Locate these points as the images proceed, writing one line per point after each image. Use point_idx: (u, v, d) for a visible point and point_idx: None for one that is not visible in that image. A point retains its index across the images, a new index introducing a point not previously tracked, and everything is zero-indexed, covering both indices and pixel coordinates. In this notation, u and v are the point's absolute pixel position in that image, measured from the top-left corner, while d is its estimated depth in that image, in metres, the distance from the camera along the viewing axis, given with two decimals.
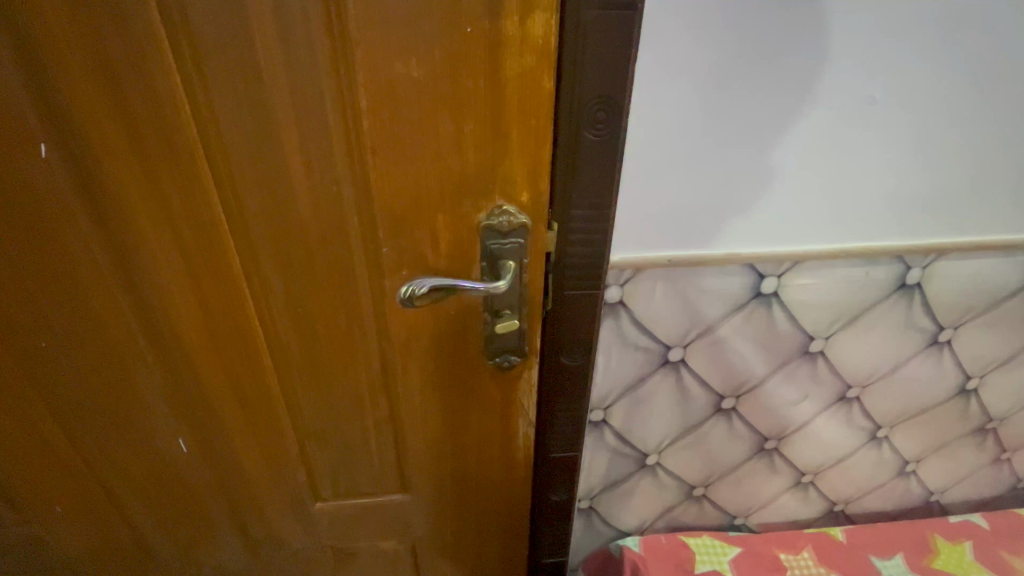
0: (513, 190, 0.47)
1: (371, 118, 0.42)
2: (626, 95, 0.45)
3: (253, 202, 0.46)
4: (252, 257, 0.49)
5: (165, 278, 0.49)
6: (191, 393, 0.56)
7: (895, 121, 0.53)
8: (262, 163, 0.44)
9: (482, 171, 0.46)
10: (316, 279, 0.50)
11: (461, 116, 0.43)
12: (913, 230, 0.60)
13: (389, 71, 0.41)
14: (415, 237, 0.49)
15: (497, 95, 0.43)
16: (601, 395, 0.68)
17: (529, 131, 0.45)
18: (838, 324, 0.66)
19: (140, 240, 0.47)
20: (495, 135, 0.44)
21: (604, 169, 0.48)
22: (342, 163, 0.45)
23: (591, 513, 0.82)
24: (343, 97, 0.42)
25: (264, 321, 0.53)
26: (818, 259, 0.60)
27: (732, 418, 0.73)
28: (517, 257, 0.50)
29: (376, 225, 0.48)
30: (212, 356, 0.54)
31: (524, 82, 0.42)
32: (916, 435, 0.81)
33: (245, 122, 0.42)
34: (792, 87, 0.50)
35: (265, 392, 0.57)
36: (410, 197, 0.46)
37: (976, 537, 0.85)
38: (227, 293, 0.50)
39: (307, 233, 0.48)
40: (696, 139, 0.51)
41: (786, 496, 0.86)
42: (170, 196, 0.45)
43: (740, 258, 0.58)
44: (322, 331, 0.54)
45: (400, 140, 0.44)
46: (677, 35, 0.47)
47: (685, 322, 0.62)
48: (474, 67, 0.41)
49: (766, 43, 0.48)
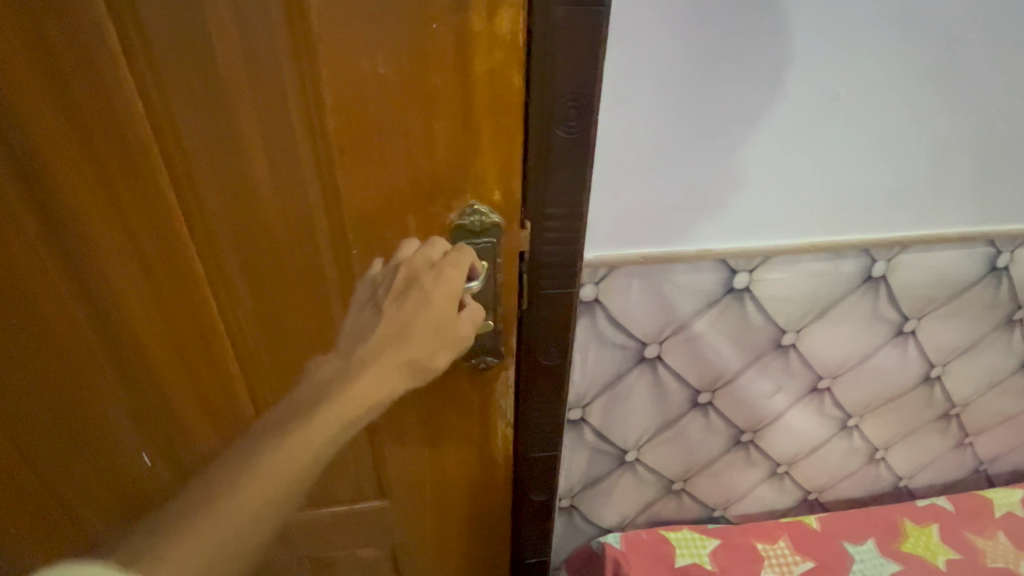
0: (484, 189, 0.47)
1: (337, 116, 0.41)
2: (596, 93, 0.45)
3: (216, 206, 0.44)
4: (216, 262, 0.47)
5: (125, 289, 0.47)
6: (156, 406, 0.54)
7: (859, 118, 0.54)
8: (224, 166, 0.42)
9: (453, 171, 0.45)
10: (285, 283, 0.49)
11: (431, 114, 0.42)
12: (877, 225, 0.62)
13: (355, 70, 0.40)
14: (386, 239, 0.48)
15: (467, 93, 0.42)
16: (579, 393, 0.68)
17: (499, 130, 0.44)
18: (809, 317, 0.67)
19: (94, 249, 0.44)
20: (466, 134, 0.44)
21: (576, 168, 0.48)
22: (308, 163, 0.43)
23: (573, 511, 0.82)
24: (308, 96, 0.40)
25: (231, 329, 0.51)
26: (787, 253, 0.61)
27: (709, 412, 0.74)
28: (490, 258, 0.50)
29: (345, 227, 0.47)
30: (177, 366, 0.52)
31: (493, 79, 0.42)
32: (885, 423, 0.83)
33: (204, 121, 0.40)
34: (759, 85, 0.50)
35: (235, 402, 0.56)
36: (380, 198, 0.45)
37: (943, 520, 0.88)
38: (191, 300, 0.48)
39: (274, 236, 0.46)
40: (667, 136, 0.51)
41: (762, 486, 0.88)
42: (126, 203, 0.43)
43: (712, 255, 0.59)
44: (293, 338, 0.52)
45: (368, 139, 0.43)
46: (646, 32, 0.47)
47: (660, 318, 0.63)
48: (443, 64, 0.40)
49: (733, 40, 0.48)
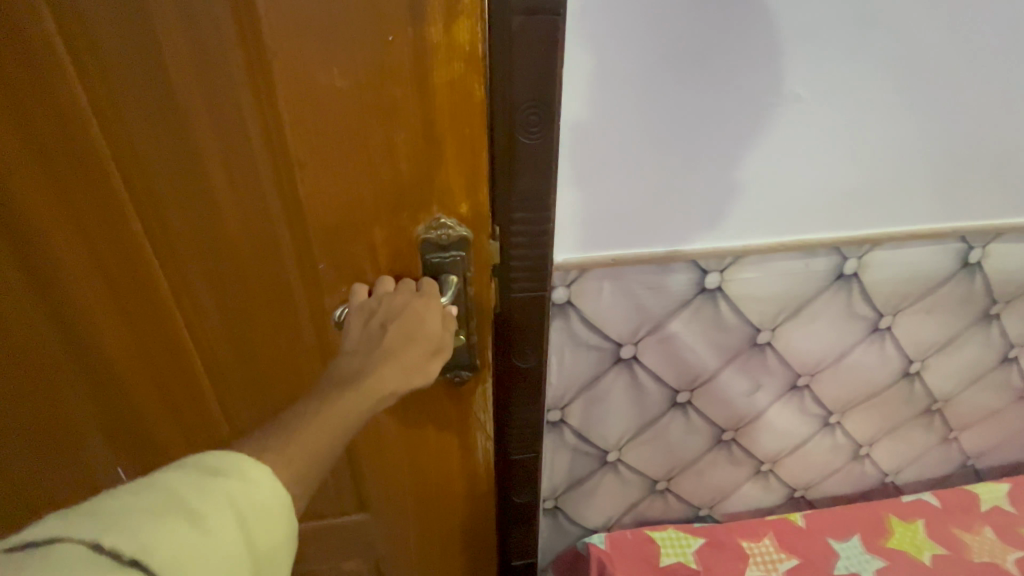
0: (450, 201, 0.47)
1: (295, 129, 0.42)
2: (557, 99, 0.46)
3: (183, 221, 0.45)
4: (180, 277, 0.48)
5: (95, 303, 0.48)
6: (131, 418, 0.55)
7: (821, 118, 0.55)
8: (188, 179, 0.43)
9: (417, 183, 0.46)
10: (250, 298, 0.50)
11: (392, 127, 0.43)
12: (847, 223, 0.62)
13: (314, 85, 0.40)
14: (353, 252, 0.48)
15: (427, 105, 0.43)
16: (558, 395, 0.69)
17: (464, 140, 0.45)
18: (783, 315, 0.68)
19: (63, 263, 0.45)
20: (428, 146, 0.44)
21: (541, 173, 0.49)
22: (272, 177, 0.44)
23: (557, 512, 0.82)
24: (268, 110, 0.41)
25: (199, 344, 0.52)
26: (758, 253, 0.62)
27: (688, 411, 0.75)
28: (459, 271, 0.50)
29: (310, 240, 0.47)
30: (146, 382, 0.53)
31: (454, 89, 0.42)
32: (866, 419, 0.84)
33: (161, 136, 0.41)
34: (719, 88, 0.51)
35: (206, 416, 0.57)
36: (344, 211, 0.46)
37: (929, 515, 0.88)
38: (156, 315, 0.49)
39: (238, 250, 0.47)
40: (631, 141, 0.52)
41: (747, 485, 0.88)
42: (87, 222, 0.44)
43: (682, 255, 0.60)
44: (261, 353, 0.53)
45: (328, 152, 0.43)
46: (604, 38, 0.47)
47: (634, 320, 0.64)
48: (400, 76, 0.41)
49: (692, 45, 0.49)
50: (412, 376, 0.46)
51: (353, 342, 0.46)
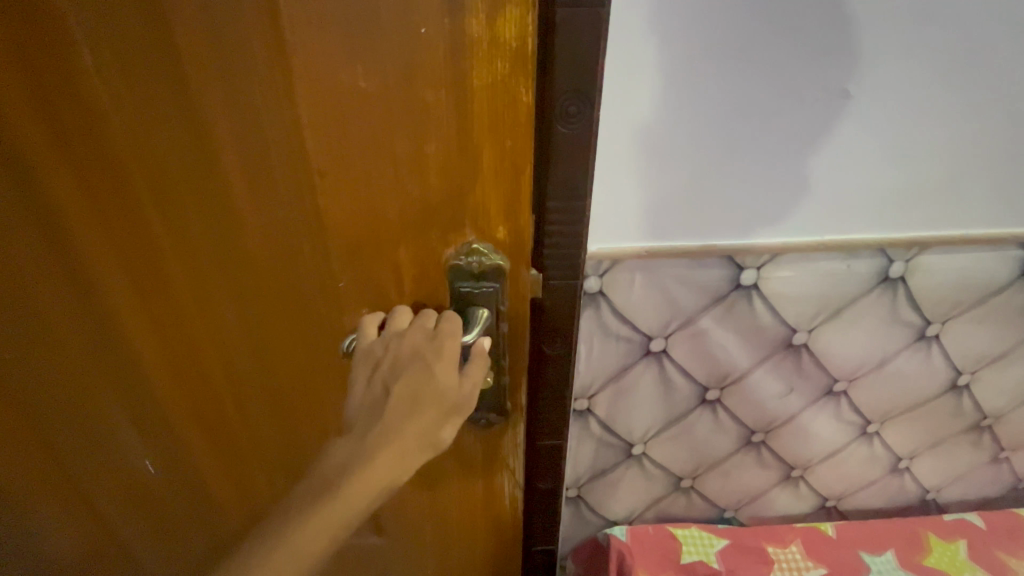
0: (486, 222, 0.41)
1: (315, 136, 0.36)
2: (597, 90, 0.47)
3: (193, 233, 0.41)
4: (202, 286, 0.44)
5: (104, 317, 0.45)
6: (141, 436, 0.52)
7: (870, 115, 0.53)
8: (198, 188, 0.39)
9: (448, 201, 0.39)
10: (269, 313, 0.45)
11: (421, 136, 0.36)
12: (893, 225, 0.61)
13: (330, 85, 0.34)
14: (375, 272, 0.42)
15: (462, 114, 0.36)
16: (585, 384, 0.70)
17: (503, 154, 0.38)
18: (821, 317, 0.66)
19: (81, 275, 0.42)
20: (462, 158, 0.38)
21: (578, 162, 0.50)
22: (281, 190, 0.39)
23: (579, 502, 0.83)
24: (278, 117, 0.35)
25: (221, 356, 0.48)
26: (796, 251, 0.61)
27: (717, 409, 0.74)
28: (490, 304, 0.43)
29: (331, 258, 0.42)
30: (171, 389, 0.50)
31: (496, 94, 0.35)
32: (907, 431, 0.81)
33: (177, 134, 0.37)
34: (763, 82, 0.51)
35: (229, 425, 0.54)
36: (367, 229, 0.40)
37: (972, 536, 0.84)
38: (179, 323, 0.46)
39: (259, 262, 0.42)
40: (669, 133, 0.53)
41: (776, 490, 0.87)
42: (111, 223, 0.40)
43: (716, 250, 0.60)
44: (282, 369, 0.49)
45: (343, 167, 0.37)
46: (646, 31, 0.48)
47: (665, 313, 0.64)
48: (434, 77, 0.34)
49: (736, 38, 0.48)
50: (433, 438, 0.43)
51: (358, 401, 0.43)
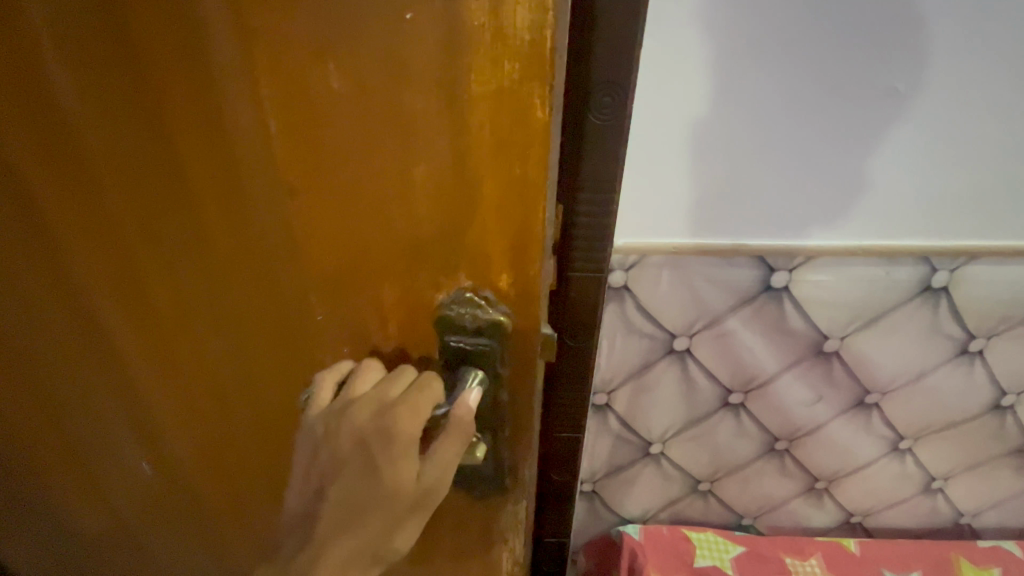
0: (488, 269, 0.32)
1: (279, 151, 0.28)
2: (632, 81, 0.45)
3: (139, 256, 0.34)
4: (162, 320, 0.37)
5: (52, 337, 0.39)
6: (106, 461, 0.48)
7: (920, 115, 0.51)
8: (142, 200, 0.32)
9: (447, 240, 0.31)
10: (239, 358, 0.38)
11: (410, 157, 0.28)
12: (938, 233, 0.58)
13: (294, 86, 0.26)
14: (358, 322, 0.34)
15: (460, 130, 0.27)
16: (606, 378, 0.69)
17: (512, 184, 0.29)
18: (855, 324, 0.64)
19: (38, 295, 0.37)
20: (462, 187, 0.29)
21: (608, 154, 0.50)
22: (238, 216, 0.31)
23: (594, 498, 0.83)
24: (231, 122, 0.28)
25: (191, 398, 0.42)
26: (832, 255, 0.59)
27: (740, 414, 0.73)
28: (486, 365, 0.35)
29: (304, 302, 0.34)
30: (145, 424, 0.44)
31: (504, 105, 0.27)
32: (942, 450, 0.77)
33: (119, 141, 0.30)
34: (806, 78, 0.49)
35: (207, 469, 0.47)
36: (346, 271, 0.32)
37: (1007, 563, 0.80)
38: (142, 356, 0.39)
39: (222, 299, 0.35)
40: (704, 128, 0.52)
41: (797, 501, 0.84)
42: (59, 241, 0.34)
43: (748, 250, 0.58)
44: (258, 420, 0.41)
45: (311, 191, 0.29)
46: (685, 23, 0.47)
47: (691, 312, 0.63)
48: (426, 81, 0.26)
49: (779, 33, 0.47)
50: (384, 547, 0.37)
51: (300, 497, 0.37)
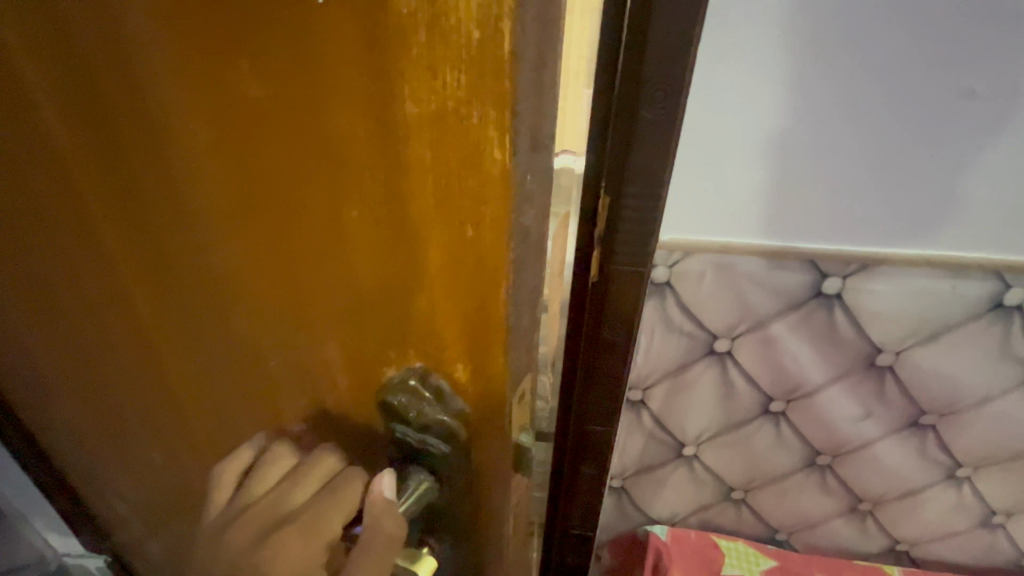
0: (441, 343, 0.25)
1: (198, 172, 0.23)
2: (686, 77, 0.45)
3: (91, 265, 0.31)
4: (125, 331, 0.34)
5: (44, 325, 0.39)
6: (114, 440, 0.49)
7: (999, 121, 0.47)
8: (79, 205, 0.28)
9: (392, 301, 0.24)
10: (198, 382, 0.35)
11: (339, 195, 0.21)
12: (1013, 246, 0.54)
13: (207, 104, 0.21)
14: (309, 372, 0.29)
15: (397, 167, 0.20)
16: (642, 375, 0.69)
17: (472, 249, 0.22)
18: (913, 339, 0.61)
19: (19, 281, 0.36)
20: (407, 241, 0.22)
21: (658, 149, 0.50)
22: (172, 236, 0.27)
23: (622, 494, 0.83)
24: (148, 134, 0.23)
25: (166, 408, 0.40)
26: (891, 263, 0.56)
27: (781, 423, 0.71)
28: (435, 466, 0.30)
29: (250, 340, 0.29)
30: (136, 419, 0.43)
31: (458, 141, 0.19)
32: (1006, 483, 0.72)
33: (49, 141, 0.26)
34: (874, 79, 0.46)
35: (189, 474, 0.45)
36: (284, 318, 0.27)
37: None
38: (117, 361, 0.38)
39: (174, 318, 0.31)
40: (758, 128, 0.50)
41: (838, 521, 0.81)
42: (23, 236, 0.32)
43: (798, 253, 0.57)
44: (223, 448, 0.38)
45: (240, 226, 0.24)
46: (744, 19, 0.45)
47: (735, 314, 0.62)
48: (356, 99, 0.19)
49: (847, 29, 0.44)
50: None
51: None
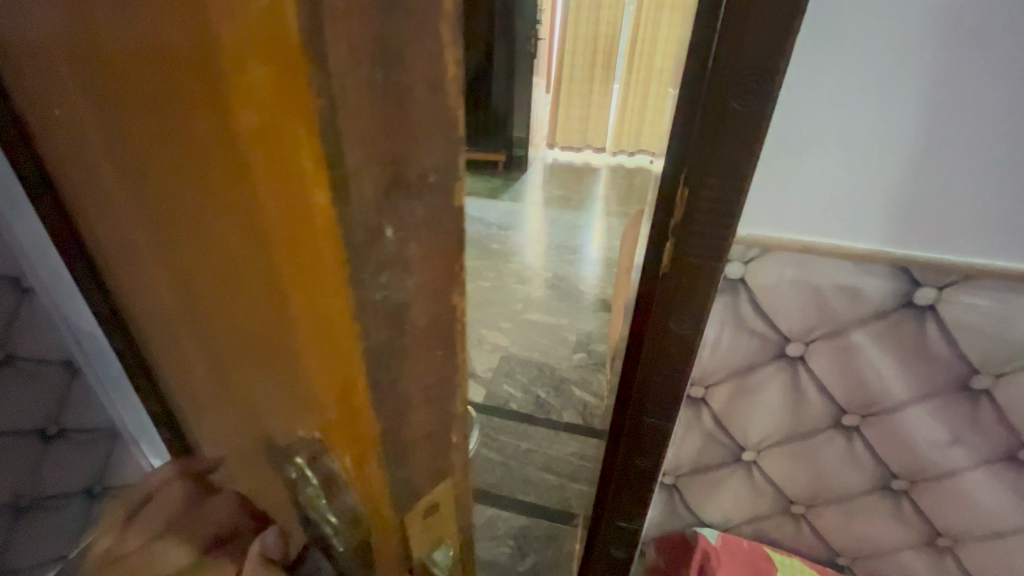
0: (297, 314, 0.29)
1: (149, 138, 0.31)
2: (781, 68, 0.45)
3: (120, 208, 0.41)
4: (144, 266, 0.45)
5: (113, 255, 0.51)
6: (160, 364, 0.61)
7: None
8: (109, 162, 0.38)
9: (263, 265, 0.29)
10: (185, 315, 0.43)
11: (217, 168, 0.27)
12: None
13: (147, 87, 0.28)
14: (235, 317, 0.36)
15: (243, 153, 0.25)
16: (706, 372, 0.68)
17: (292, 232, 0.25)
18: (1017, 363, 0.56)
19: (96, 218, 0.48)
20: (259, 213, 0.27)
21: (745, 140, 0.49)
22: (150, 188, 0.35)
23: (674, 492, 0.82)
24: (128, 108, 0.31)
25: (176, 337, 0.49)
26: (997, 277, 0.52)
27: (853, 438, 0.67)
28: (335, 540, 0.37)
29: (200, 280, 0.37)
30: (165, 346, 0.54)
31: (266, 136, 0.23)
32: None
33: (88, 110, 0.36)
34: (988, 74, 0.45)
35: (197, 401, 0.55)
36: (213, 265, 0.34)
37: None
38: (148, 291, 0.48)
39: (162, 258, 0.40)
40: (854, 122, 0.49)
41: (910, 553, 0.76)
42: (92, 182, 0.44)
43: (890, 258, 0.54)
44: (208, 376, 0.47)
45: (178, 184, 0.31)
46: (850, 9, 0.45)
47: (813, 317, 0.60)
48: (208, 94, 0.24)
49: (962, 21, 0.43)
50: None
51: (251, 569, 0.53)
